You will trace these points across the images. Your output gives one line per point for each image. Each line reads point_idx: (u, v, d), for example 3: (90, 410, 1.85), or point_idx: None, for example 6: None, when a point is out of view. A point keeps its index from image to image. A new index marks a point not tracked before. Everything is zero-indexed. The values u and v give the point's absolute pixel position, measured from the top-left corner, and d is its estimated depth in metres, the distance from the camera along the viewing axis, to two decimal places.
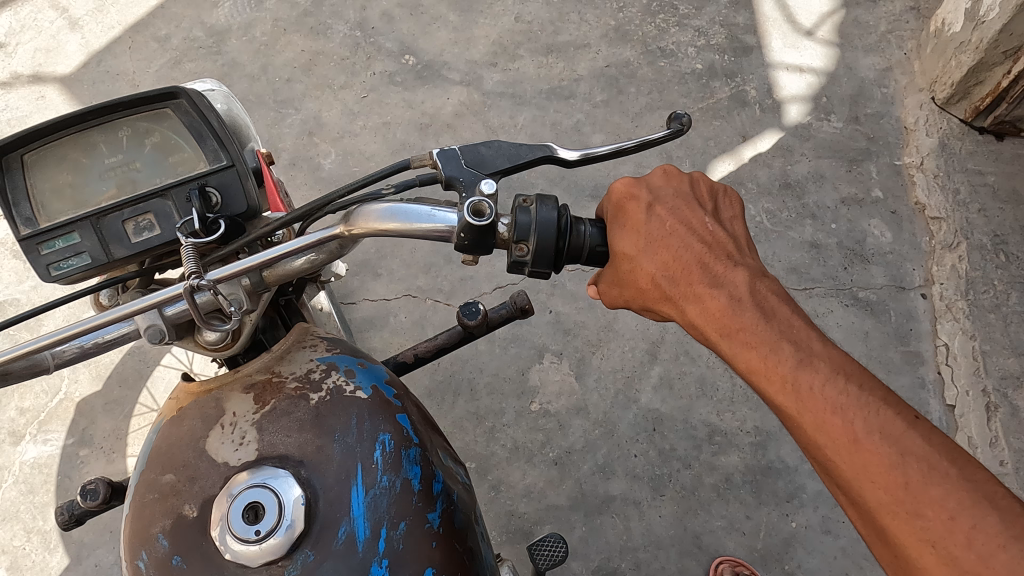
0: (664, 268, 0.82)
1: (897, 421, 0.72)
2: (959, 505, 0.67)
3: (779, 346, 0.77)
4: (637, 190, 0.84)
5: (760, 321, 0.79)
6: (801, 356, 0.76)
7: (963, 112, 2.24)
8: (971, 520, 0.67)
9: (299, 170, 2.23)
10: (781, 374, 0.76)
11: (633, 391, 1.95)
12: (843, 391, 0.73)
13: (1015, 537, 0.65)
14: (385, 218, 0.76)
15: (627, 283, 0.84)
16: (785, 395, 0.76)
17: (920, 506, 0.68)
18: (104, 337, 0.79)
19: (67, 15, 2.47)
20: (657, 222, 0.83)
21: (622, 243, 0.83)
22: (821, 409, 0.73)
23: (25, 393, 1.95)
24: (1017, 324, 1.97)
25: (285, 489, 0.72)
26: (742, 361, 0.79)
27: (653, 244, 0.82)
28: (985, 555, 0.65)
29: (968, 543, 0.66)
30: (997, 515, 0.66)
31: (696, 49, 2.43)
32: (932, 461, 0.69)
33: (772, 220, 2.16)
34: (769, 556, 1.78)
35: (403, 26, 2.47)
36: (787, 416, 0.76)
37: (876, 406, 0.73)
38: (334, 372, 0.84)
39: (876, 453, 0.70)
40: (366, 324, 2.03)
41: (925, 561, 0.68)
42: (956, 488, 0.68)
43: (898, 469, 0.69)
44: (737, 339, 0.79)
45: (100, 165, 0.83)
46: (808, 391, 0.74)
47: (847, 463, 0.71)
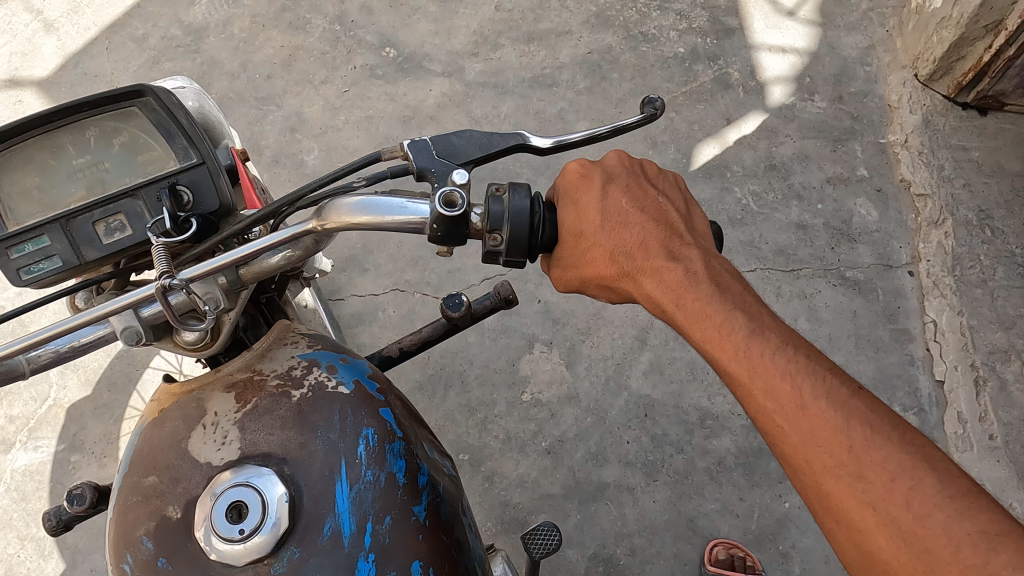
0: (621, 245, 0.80)
1: (842, 388, 0.76)
2: (898, 467, 0.70)
3: (734, 316, 0.79)
4: (592, 171, 0.82)
5: (713, 295, 0.80)
6: (753, 326, 0.79)
7: (946, 88, 2.25)
8: (910, 481, 0.69)
9: (282, 167, 2.21)
10: (734, 342, 0.78)
11: (624, 377, 1.95)
12: (792, 359, 0.77)
13: (950, 497, 0.68)
14: (357, 211, 0.76)
15: (583, 262, 0.81)
16: (736, 363, 0.78)
17: (861, 468, 0.71)
18: (81, 340, 0.78)
19: (42, 18, 2.44)
20: (611, 202, 0.81)
21: (578, 222, 0.80)
22: (770, 375, 0.76)
23: (14, 401, 1.93)
24: (1004, 298, 1.98)
25: (268, 487, 0.72)
26: (697, 330, 0.80)
27: (608, 222, 0.80)
28: (922, 514, 0.68)
29: (906, 502, 0.69)
30: (934, 475, 0.69)
31: (678, 32, 2.42)
32: (873, 424, 0.73)
33: (758, 203, 2.16)
34: (764, 537, 1.80)
35: (383, 18, 2.44)
36: (738, 383, 0.78)
37: (823, 375, 0.76)
38: (315, 368, 0.84)
39: (821, 418, 0.74)
40: (355, 320, 2.03)
41: (865, 523, 0.70)
42: (897, 450, 0.71)
43: (843, 433, 0.73)
44: (692, 310, 0.80)
45: (68, 167, 0.82)
46: (758, 359, 0.77)
47: (794, 428, 0.74)
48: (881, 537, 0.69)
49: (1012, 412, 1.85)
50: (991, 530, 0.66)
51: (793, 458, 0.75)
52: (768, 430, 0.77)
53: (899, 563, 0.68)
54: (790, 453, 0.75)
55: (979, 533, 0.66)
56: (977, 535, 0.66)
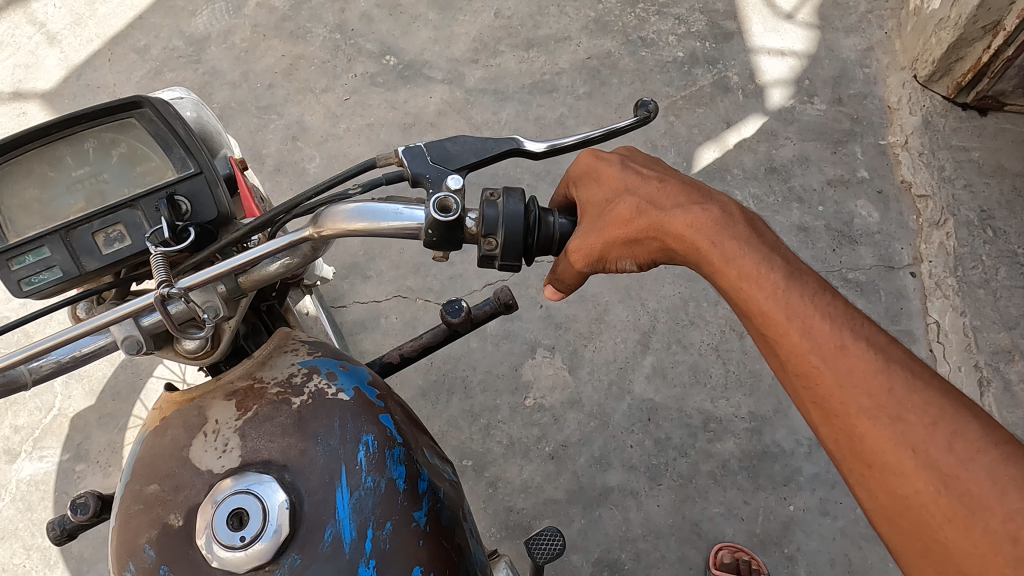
0: (647, 199, 0.83)
1: (879, 334, 0.76)
2: (940, 411, 0.70)
3: (772, 258, 0.79)
4: (607, 155, 0.88)
5: (750, 237, 0.80)
6: (791, 268, 0.79)
7: (945, 89, 2.25)
8: (952, 425, 0.69)
9: (284, 175, 2.22)
10: (773, 281, 0.78)
11: (626, 381, 1.95)
12: (830, 303, 0.77)
13: (993, 442, 0.67)
14: (353, 217, 0.76)
15: (609, 221, 0.82)
16: (774, 301, 0.77)
17: (901, 410, 0.70)
18: (82, 350, 0.79)
19: (45, 30, 2.46)
20: (630, 170, 0.85)
21: (601, 193, 0.85)
22: (809, 315, 0.76)
23: (20, 411, 1.94)
24: (1007, 298, 1.97)
25: (269, 495, 0.72)
26: (730, 271, 0.79)
27: (631, 185, 0.84)
28: (965, 459, 0.67)
29: (948, 445, 0.68)
30: (977, 422, 0.69)
31: (677, 37, 2.42)
32: (913, 369, 0.73)
33: (759, 205, 2.16)
34: (769, 540, 1.79)
35: (383, 27, 2.46)
36: (772, 323, 0.77)
37: (860, 320, 0.76)
38: (315, 375, 0.84)
39: (861, 360, 0.73)
40: (357, 327, 2.03)
41: (903, 466, 0.69)
42: (938, 396, 0.71)
43: (883, 375, 0.72)
44: (729, 250, 0.79)
45: (68, 179, 0.83)
46: (796, 299, 0.77)
47: (833, 368, 0.74)
48: (919, 481, 0.68)
49: (1016, 412, 1.84)
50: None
51: (827, 399, 0.74)
52: (800, 371, 0.76)
53: (937, 507, 0.67)
54: (823, 395, 0.74)
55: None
56: (1022, 480, 0.64)
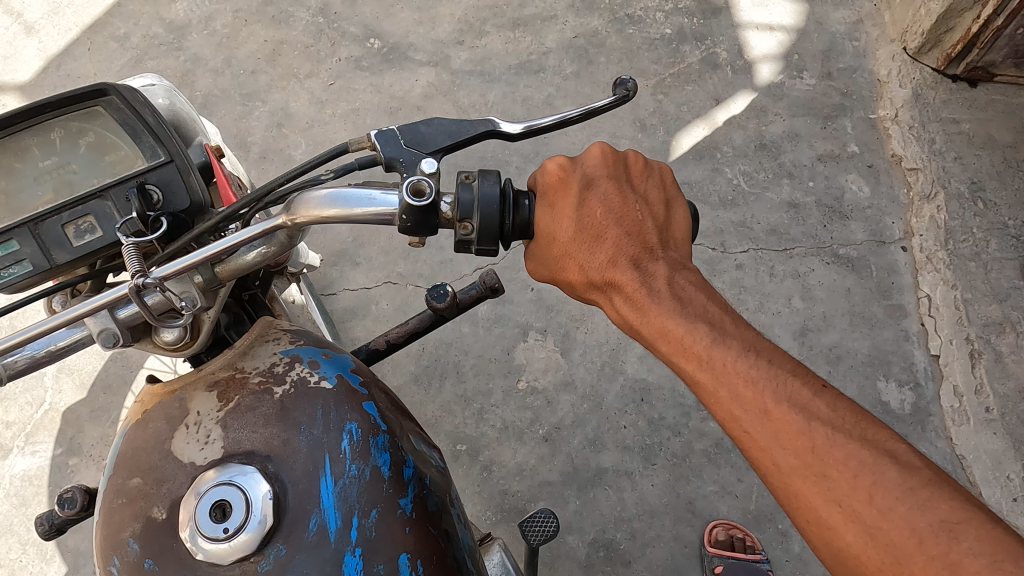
0: (591, 257, 0.80)
1: (804, 390, 0.74)
2: (860, 464, 0.70)
3: (696, 325, 0.78)
4: (571, 174, 0.82)
5: (675, 307, 0.79)
6: (716, 334, 0.77)
7: (935, 60, 2.23)
8: (872, 476, 0.69)
9: (270, 163, 2.20)
10: (698, 352, 0.76)
11: (619, 362, 1.95)
12: (754, 366, 0.75)
13: (911, 489, 0.67)
14: (325, 204, 0.75)
15: (556, 267, 0.82)
16: (701, 372, 0.76)
17: (825, 467, 0.70)
18: (57, 344, 0.78)
19: (22, 21, 2.42)
20: (587, 212, 0.81)
21: (553, 228, 0.80)
22: (734, 382, 0.75)
23: (10, 406, 1.93)
24: (997, 270, 1.97)
25: (252, 485, 0.71)
26: (662, 343, 0.79)
27: (581, 232, 0.80)
28: (885, 508, 0.67)
29: (870, 498, 0.68)
30: (896, 469, 0.69)
31: (665, 13, 2.39)
32: (835, 424, 0.72)
33: (749, 182, 2.14)
34: (762, 516, 1.81)
35: (366, 9, 2.42)
36: (704, 391, 0.77)
37: (785, 378, 0.75)
38: (297, 364, 0.83)
39: (786, 421, 0.72)
40: (348, 314, 2.02)
41: (833, 521, 0.69)
42: (858, 448, 0.70)
43: (805, 434, 0.72)
44: (656, 320, 0.79)
45: (34, 169, 0.81)
46: (722, 367, 0.75)
47: (761, 433, 0.73)
48: (848, 534, 0.68)
49: (1007, 383, 1.84)
50: (952, 519, 0.65)
51: (762, 463, 0.74)
52: (735, 436, 0.76)
53: (868, 558, 0.67)
54: (759, 458, 0.74)
55: (940, 522, 0.65)
56: (938, 525, 0.65)
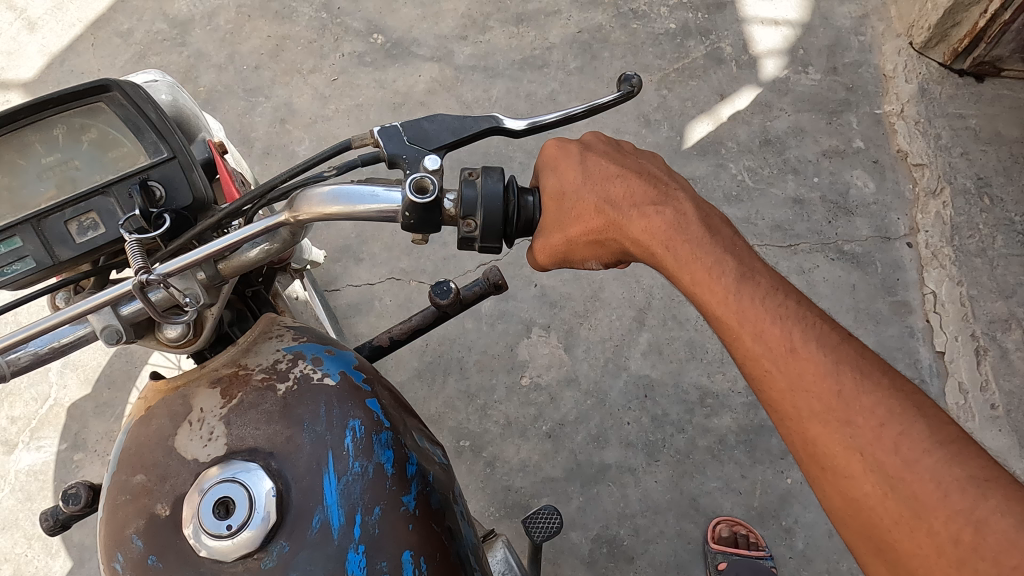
0: (607, 196, 0.80)
1: (832, 333, 0.74)
2: (888, 412, 0.69)
3: (724, 260, 0.77)
4: (570, 145, 0.82)
5: (703, 236, 0.78)
6: (743, 271, 0.77)
7: (942, 55, 2.21)
8: (899, 426, 0.68)
9: (273, 158, 2.20)
10: (724, 286, 0.76)
11: (623, 358, 1.95)
12: (782, 304, 0.75)
13: (939, 443, 0.67)
14: (328, 200, 0.75)
15: (570, 221, 0.79)
16: (725, 306, 0.76)
17: (849, 413, 0.70)
18: (61, 341, 0.78)
19: (25, 16, 2.42)
20: (592, 163, 0.81)
21: (560, 184, 0.80)
22: (760, 320, 0.74)
23: (15, 402, 1.94)
24: (1003, 266, 1.96)
25: (255, 482, 0.71)
26: (684, 275, 0.78)
27: (593, 175, 0.80)
28: (911, 460, 0.67)
29: (895, 447, 0.68)
30: (924, 421, 0.68)
31: (669, 8, 2.38)
32: (865, 371, 0.72)
33: (754, 178, 2.13)
34: (766, 513, 1.80)
35: (369, 4, 2.41)
36: (725, 328, 0.76)
37: (813, 320, 0.75)
38: (301, 361, 0.83)
39: (811, 363, 0.72)
40: (351, 310, 2.02)
41: (851, 469, 0.69)
42: (886, 397, 0.70)
43: (832, 378, 0.71)
44: (682, 253, 0.78)
45: (37, 166, 0.81)
46: (748, 304, 0.75)
47: (783, 373, 0.73)
48: (867, 483, 0.68)
49: (1013, 380, 1.84)
50: (979, 475, 0.65)
51: (780, 403, 0.73)
52: (755, 375, 0.75)
53: (884, 509, 0.67)
54: (777, 400, 0.73)
55: (968, 478, 0.65)
56: (966, 481, 0.65)
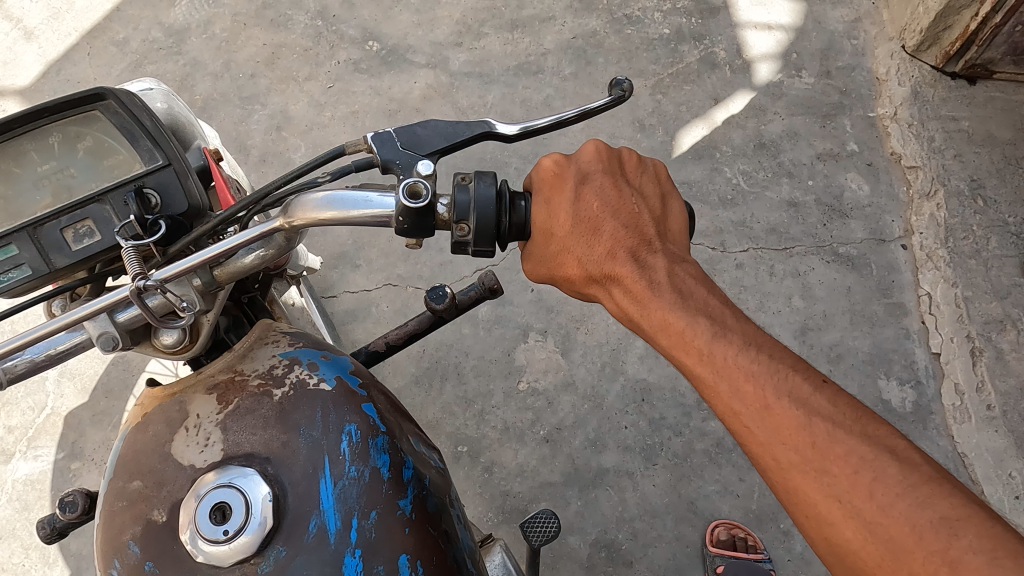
0: (590, 251, 0.81)
1: (805, 385, 0.75)
2: (861, 459, 0.69)
3: (696, 319, 0.79)
4: (566, 170, 0.82)
5: (676, 300, 0.80)
6: (716, 329, 0.78)
7: (934, 58, 2.23)
8: (872, 472, 0.69)
9: (270, 166, 2.20)
10: (698, 347, 0.77)
11: (619, 362, 1.95)
12: (755, 360, 0.76)
13: (911, 485, 0.67)
14: (322, 206, 0.75)
15: (554, 263, 0.82)
16: (702, 366, 0.77)
17: (825, 463, 0.70)
18: (57, 348, 0.78)
19: (21, 26, 2.42)
20: (585, 206, 0.81)
21: (548, 222, 0.80)
22: (735, 376, 0.75)
23: (12, 411, 1.93)
24: (998, 267, 1.97)
25: (251, 487, 0.71)
26: (663, 337, 0.79)
27: (579, 226, 0.81)
28: (886, 505, 0.67)
29: (869, 493, 0.68)
30: (897, 465, 0.68)
31: (663, 13, 2.39)
32: (835, 420, 0.72)
33: (749, 181, 2.14)
34: (764, 516, 1.80)
35: (364, 11, 2.42)
36: (705, 386, 0.77)
37: (785, 373, 0.75)
38: (296, 366, 0.83)
39: (786, 417, 0.73)
40: (348, 317, 2.02)
41: (832, 516, 0.69)
42: (858, 444, 0.70)
43: (806, 430, 0.72)
44: (655, 309, 0.79)
45: (32, 174, 0.82)
46: (722, 362, 0.76)
47: (761, 428, 0.74)
48: (848, 530, 0.68)
49: (1009, 380, 1.84)
50: (951, 515, 0.65)
51: (761, 457, 0.74)
52: (736, 430, 0.76)
53: (867, 553, 0.67)
54: (758, 453, 0.74)
55: (941, 519, 0.65)
56: (938, 521, 0.65)
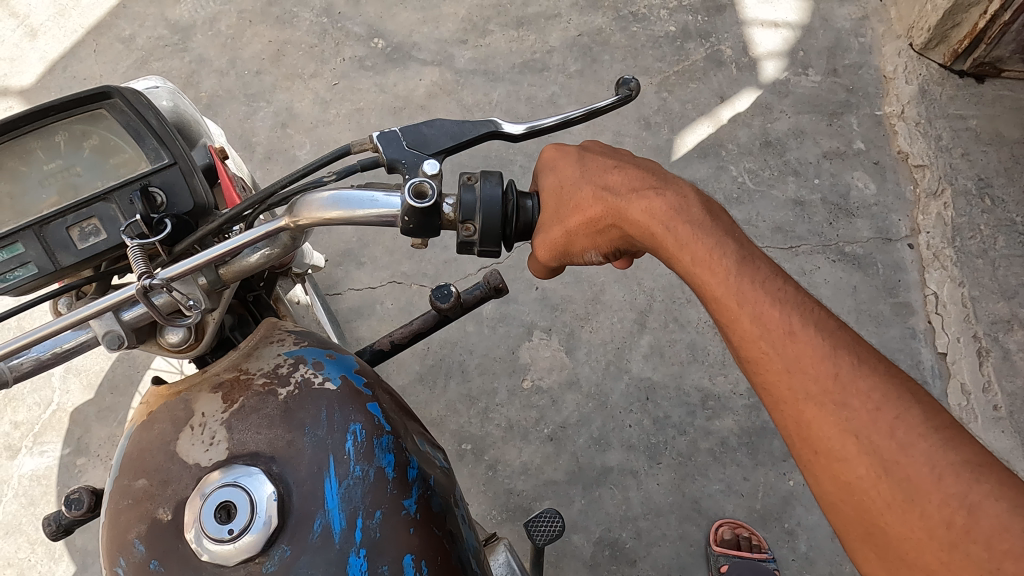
0: (606, 183, 0.81)
1: (829, 319, 0.75)
2: (884, 397, 0.69)
3: (723, 242, 0.79)
4: (569, 148, 0.84)
5: (702, 221, 0.80)
6: (743, 254, 0.78)
7: (942, 56, 2.21)
8: (895, 410, 0.68)
9: (275, 163, 2.21)
10: (724, 267, 0.77)
11: (624, 361, 1.95)
12: (782, 288, 0.76)
13: (934, 429, 0.67)
14: (328, 206, 0.75)
15: (569, 213, 0.79)
16: (724, 287, 0.77)
17: (845, 396, 0.70)
18: (63, 346, 0.78)
19: (27, 23, 2.43)
20: (591, 160, 0.83)
21: (559, 179, 0.82)
22: (758, 301, 0.75)
23: (18, 407, 1.94)
24: (1005, 267, 1.96)
25: (256, 487, 0.71)
26: (684, 256, 0.79)
27: (592, 167, 0.82)
28: (906, 444, 0.67)
29: (890, 432, 0.68)
30: (920, 407, 0.68)
31: (669, 11, 2.38)
32: (861, 357, 0.72)
33: (754, 180, 2.14)
34: (769, 516, 1.80)
35: (370, 9, 2.42)
36: (724, 311, 0.77)
37: (811, 306, 0.76)
38: (302, 365, 0.83)
39: (809, 346, 0.73)
40: (353, 314, 2.02)
41: (846, 452, 0.69)
42: (882, 381, 0.70)
43: (830, 361, 0.72)
44: (682, 234, 0.79)
45: (39, 172, 0.82)
46: (746, 285, 0.76)
47: (780, 355, 0.73)
48: (861, 467, 0.68)
49: (1015, 381, 1.84)
50: (974, 460, 0.65)
51: (776, 386, 0.74)
52: (752, 358, 0.76)
53: (878, 493, 0.67)
54: (773, 382, 0.74)
55: (962, 463, 0.65)
56: (960, 465, 0.65)
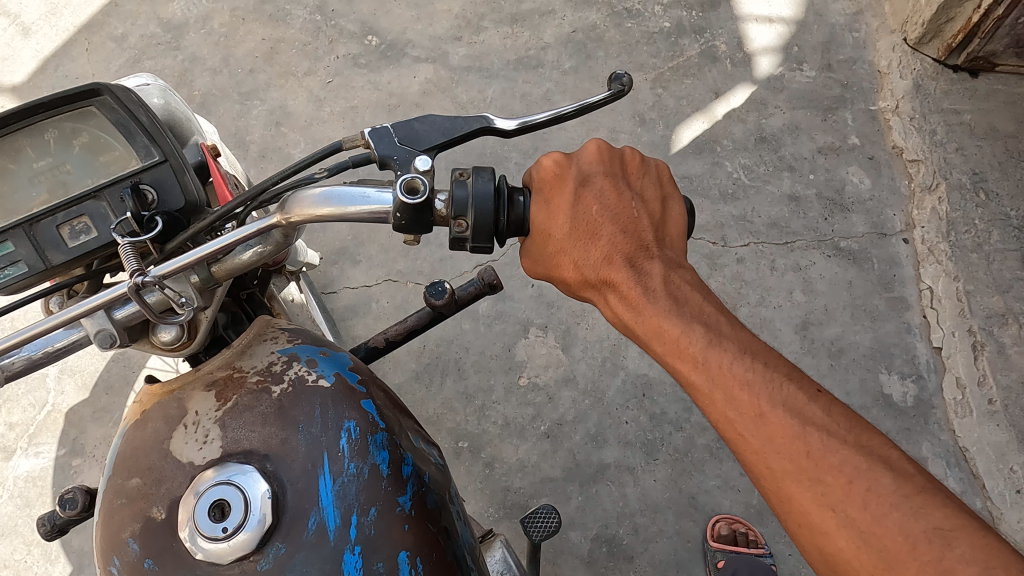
0: (586, 256, 0.80)
1: (799, 394, 0.74)
2: (855, 469, 0.69)
3: (693, 327, 0.78)
4: (567, 171, 0.81)
5: (671, 308, 0.79)
6: (710, 336, 0.77)
7: (936, 51, 2.22)
8: (867, 482, 0.69)
9: (269, 161, 2.20)
10: (693, 355, 0.76)
11: (620, 357, 1.95)
12: (750, 368, 0.75)
13: (905, 496, 0.68)
14: (319, 202, 0.75)
15: (550, 265, 0.82)
16: (697, 373, 0.76)
17: (820, 471, 0.70)
18: (55, 345, 0.78)
19: (18, 22, 2.41)
20: (583, 207, 0.80)
21: (547, 223, 0.80)
22: (730, 385, 0.74)
23: (12, 408, 1.93)
24: (1000, 261, 1.96)
25: (250, 484, 0.71)
26: (657, 343, 0.78)
27: (577, 227, 0.80)
28: (879, 514, 0.67)
29: (864, 503, 0.68)
30: (890, 475, 0.69)
31: (663, 6, 2.38)
32: (830, 429, 0.72)
33: (749, 176, 2.13)
34: (765, 511, 1.81)
35: (363, 6, 2.41)
36: (699, 393, 0.76)
37: (781, 382, 0.75)
38: (295, 363, 0.83)
39: (781, 425, 0.72)
40: (349, 312, 2.02)
41: (827, 525, 0.69)
42: (853, 454, 0.70)
43: (801, 439, 0.71)
44: (651, 322, 0.78)
45: (28, 170, 0.81)
46: (718, 370, 0.75)
47: (756, 435, 0.73)
48: (842, 539, 0.68)
49: (1010, 375, 1.84)
50: (945, 525, 0.66)
51: (756, 465, 0.74)
52: (730, 439, 0.75)
53: (861, 562, 0.67)
54: (753, 461, 0.73)
55: (933, 529, 0.66)
56: (932, 532, 0.65)
